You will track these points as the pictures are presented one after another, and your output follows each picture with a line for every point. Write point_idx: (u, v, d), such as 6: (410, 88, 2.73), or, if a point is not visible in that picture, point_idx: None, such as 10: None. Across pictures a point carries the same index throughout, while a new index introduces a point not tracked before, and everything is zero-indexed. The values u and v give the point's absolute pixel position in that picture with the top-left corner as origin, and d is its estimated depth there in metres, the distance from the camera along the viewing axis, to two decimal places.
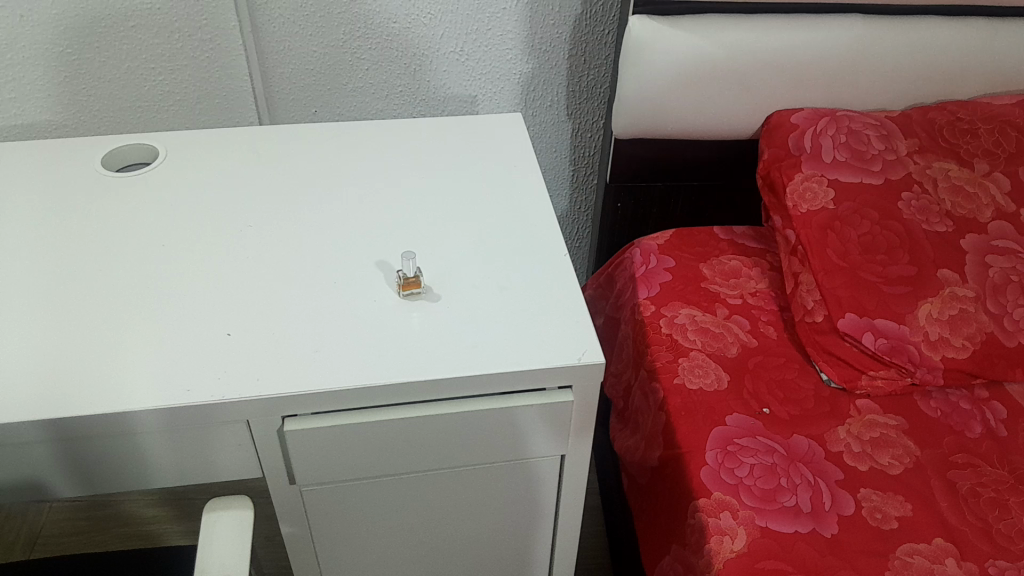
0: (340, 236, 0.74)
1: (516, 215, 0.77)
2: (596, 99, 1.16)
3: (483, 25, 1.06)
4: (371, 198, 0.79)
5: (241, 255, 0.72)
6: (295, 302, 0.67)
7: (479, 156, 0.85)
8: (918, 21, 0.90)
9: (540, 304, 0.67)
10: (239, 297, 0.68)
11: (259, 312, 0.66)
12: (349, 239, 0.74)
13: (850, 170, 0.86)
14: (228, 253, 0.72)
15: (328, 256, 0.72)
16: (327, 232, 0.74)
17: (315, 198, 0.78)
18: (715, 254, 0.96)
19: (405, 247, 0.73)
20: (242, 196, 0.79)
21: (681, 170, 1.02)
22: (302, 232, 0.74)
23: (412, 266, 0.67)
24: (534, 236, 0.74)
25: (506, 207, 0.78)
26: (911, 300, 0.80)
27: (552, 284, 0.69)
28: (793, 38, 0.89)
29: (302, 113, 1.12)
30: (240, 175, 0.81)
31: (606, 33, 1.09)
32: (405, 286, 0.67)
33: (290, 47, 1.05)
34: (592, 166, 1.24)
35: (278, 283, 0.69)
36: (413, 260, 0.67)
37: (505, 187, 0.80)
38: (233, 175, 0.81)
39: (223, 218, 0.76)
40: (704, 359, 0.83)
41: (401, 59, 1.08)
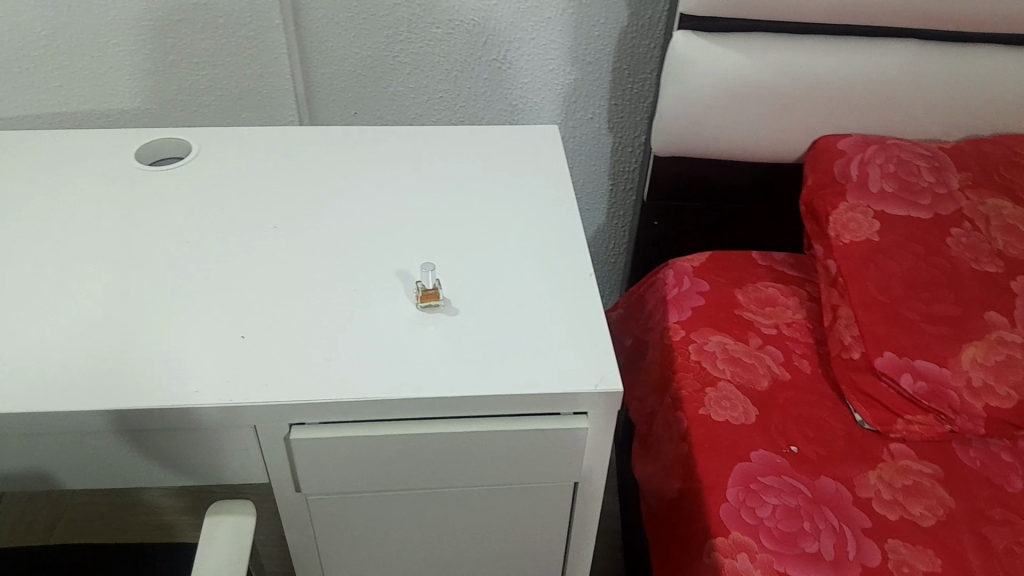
0: (363, 242, 0.73)
1: (543, 231, 0.75)
2: (638, 114, 1.13)
3: (527, 33, 1.06)
4: (395, 205, 0.77)
5: (262, 255, 0.71)
6: (313, 307, 0.66)
7: (510, 166, 0.83)
8: (980, 49, 0.86)
9: (560, 323, 0.65)
10: (259, 296, 0.67)
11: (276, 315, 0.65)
12: (371, 245, 0.73)
13: (898, 202, 0.83)
14: (250, 252, 0.71)
15: (348, 261, 0.71)
16: (351, 236, 0.74)
17: (341, 201, 0.78)
18: (751, 280, 0.93)
19: (426, 256, 0.71)
20: (271, 196, 0.78)
21: (720, 192, 0.98)
22: (323, 236, 0.74)
23: (432, 278, 0.66)
24: (558, 255, 0.72)
25: (532, 222, 0.76)
26: (954, 342, 0.76)
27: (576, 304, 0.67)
28: (845, 62, 0.86)
29: (342, 114, 1.13)
30: (269, 174, 0.81)
31: (652, 47, 1.07)
32: (423, 298, 0.66)
33: (332, 47, 1.06)
34: (631, 183, 1.21)
35: (297, 285, 0.68)
36: (433, 273, 0.66)
37: (534, 202, 0.79)
38: (262, 175, 0.81)
39: (246, 217, 0.75)
40: (732, 390, 0.80)
41: (442, 64, 1.09)
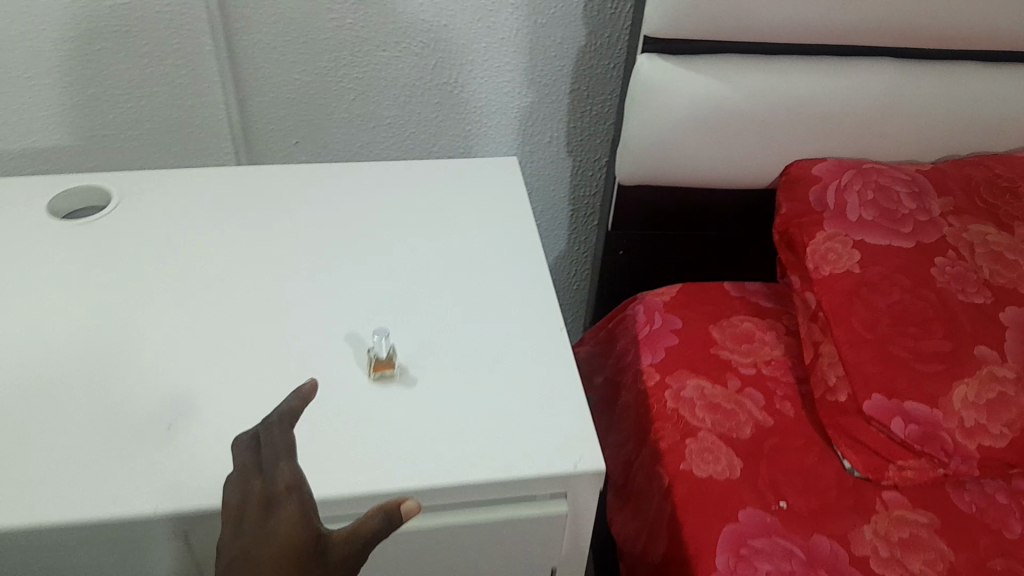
0: (314, 299, 0.66)
1: (506, 282, 0.69)
2: (598, 136, 1.08)
3: (479, 55, 1.00)
4: (348, 255, 0.71)
5: (200, 319, 0.64)
6: (259, 380, 0.59)
7: (472, 204, 0.77)
8: (957, 67, 0.82)
9: (535, 388, 0.59)
10: (196, 367, 0.60)
11: (216, 390, 0.59)
12: (323, 303, 0.66)
13: (881, 231, 0.78)
14: (187, 315, 0.65)
15: (299, 323, 0.64)
16: (301, 293, 0.67)
17: (289, 252, 0.71)
18: (726, 314, 0.88)
19: (384, 314, 0.65)
20: (211, 246, 0.71)
21: (688, 220, 0.93)
22: (269, 294, 0.67)
23: (386, 344, 0.59)
24: (524, 309, 0.66)
25: (500, 269, 0.70)
26: (945, 380, 0.72)
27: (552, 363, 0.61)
28: (817, 84, 0.82)
29: (283, 144, 1.06)
30: (209, 219, 0.74)
31: (611, 67, 1.02)
32: (376, 367, 0.59)
33: (271, 75, 0.98)
34: (593, 208, 1.15)
35: (241, 353, 0.61)
36: (387, 339, 0.59)
37: (496, 248, 0.72)
38: (201, 221, 0.74)
39: (182, 272, 0.68)
40: (714, 441, 0.75)
41: (390, 89, 1.02)
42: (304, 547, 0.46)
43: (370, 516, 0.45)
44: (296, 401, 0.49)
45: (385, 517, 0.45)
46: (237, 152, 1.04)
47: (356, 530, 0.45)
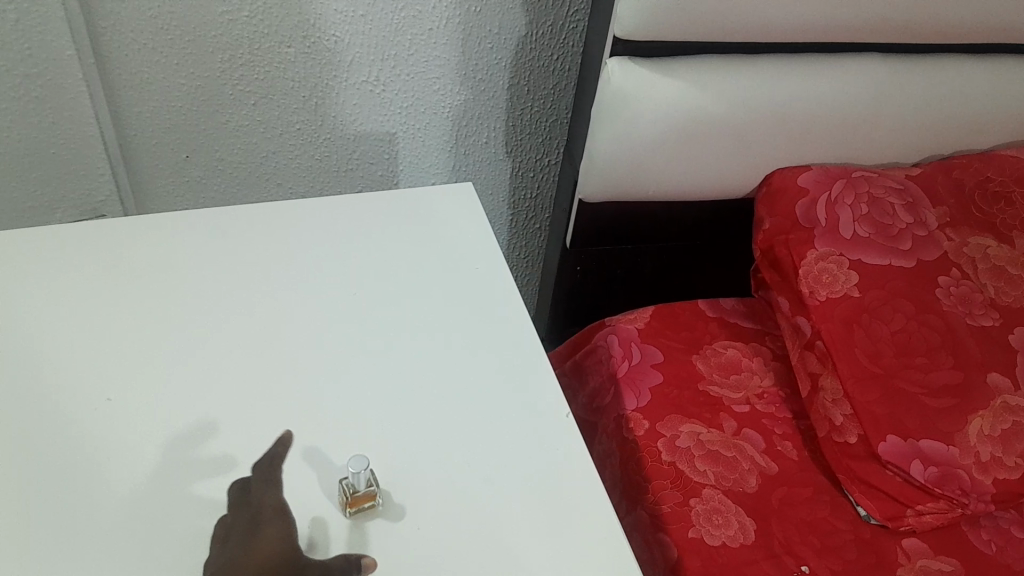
0: (263, 409, 0.54)
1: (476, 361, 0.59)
2: (541, 134, 0.94)
3: (404, 48, 0.83)
4: (293, 341, 0.59)
5: (112, 451, 0.51)
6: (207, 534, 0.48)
7: (427, 262, 0.66)
8: (943, 59, 0.77)
9: (552, 517, 0.51)
10: (119, 523, 0.48)
11: (152, 557, 0.47)
12: (276, 418, 0.54)
13: (876, 250, 0.71)
14: (94, 444, 0.51)
15: (246, 444, 0.52)
16: (241, 397, 0.55)
17: (217, 341, 0.58)
18: (707, 340, 0.81)
19: (353, 428, 0.54)
20: (113, 337, 0.58)
21: (653, 231, 0.84)
22: (199, 406, 0.54)
23: (364, 477, 0.48)
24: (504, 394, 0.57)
25: (478, 348, 0.60)
26: (957, 417, 0.66)
27: (564, 482, 0.53)
28: (804, 86, 0.73)
29: (170, 160, 0.86)
30: (104, 304, 0.60)
31: (555, 58, 0.87)
32: (353, 502, 0.49)
33: (149, 81, 0.79)
34: (535, 211, 1.02)
35: (179, 496, 0.49)
36: (366, 469, 0.48)
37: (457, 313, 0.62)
38: (97, 304, 0.60)
39: (80, 385, 0.54)
40: (720, 499, 0.67)
41: (296, 90, 0.84)
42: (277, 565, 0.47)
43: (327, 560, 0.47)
44: (280, 448, 0.52)
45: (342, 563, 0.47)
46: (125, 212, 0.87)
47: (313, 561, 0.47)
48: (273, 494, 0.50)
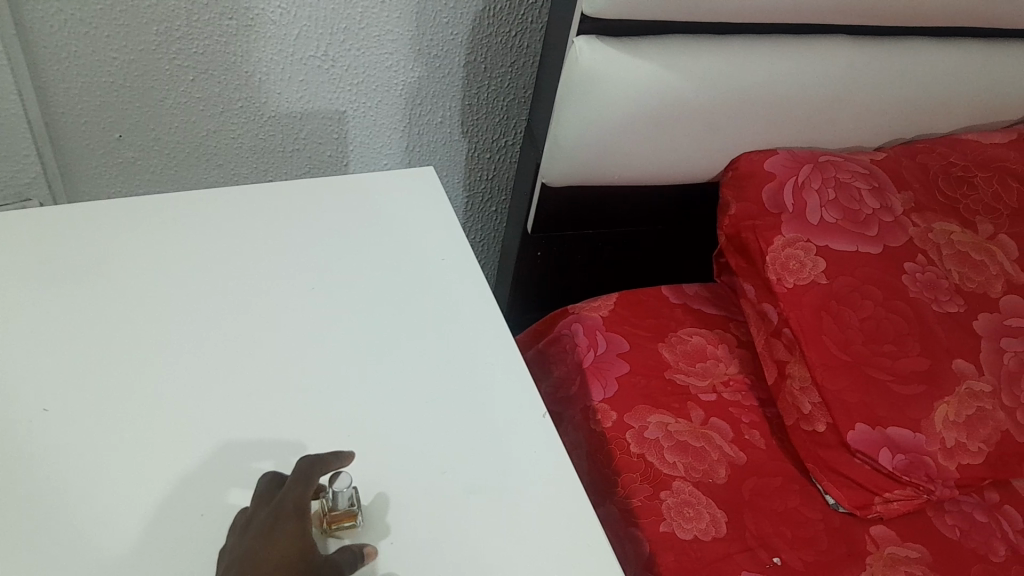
0: (221, 416, 0.51)
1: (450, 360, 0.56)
2: (497, 113, 0.90)
3: (354, 21, 0.77)
4: (255, 342, 0.55)
5: (53, 467, 0.47)
6: (164, 557, 0.44)
7: (391, 253, 0.63)
8: (909, 42, 0.76)
9: (536, 525, 0.48)
10: (63, 546, 0.43)
11: None
12: (236, 425, 0.50)
13: (844, 236, 0.71)
14: (31, 459, 0.47)
15: (203, 454, 0.49)
16: (195, 404, 0.51)
17: (167, 342, 0.54)
18: (672, 328, 0.79)
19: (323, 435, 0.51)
20: (52, 338, 0.53)
21: (616, 216, 0.82)
22: (149, 414, 0.50)
23: (348, 496, 0.46)
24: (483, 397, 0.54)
25: (452, 346, 0.57)
26: (926, 402, 0.66)
27: (545, 486, 0.51)
28: (773, 68, 0.71)
29: (102, 140, 0.79)
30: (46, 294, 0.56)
31: (513, 34, 0.83)
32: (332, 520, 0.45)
33: (78, 54, 0.72)
34: (492, 193, 0.98)
35: (131, 514, 0.45)
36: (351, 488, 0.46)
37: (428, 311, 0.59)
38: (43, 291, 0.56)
39: (12, 392, 0.50)
40: (691, 492, 0.66)
41: (238, 65, 0.77)
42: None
43: (335, 555, 0.43)
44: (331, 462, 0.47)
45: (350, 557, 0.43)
46: (52, 195, 0.80)
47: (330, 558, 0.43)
48: (294, 490, 0.44)
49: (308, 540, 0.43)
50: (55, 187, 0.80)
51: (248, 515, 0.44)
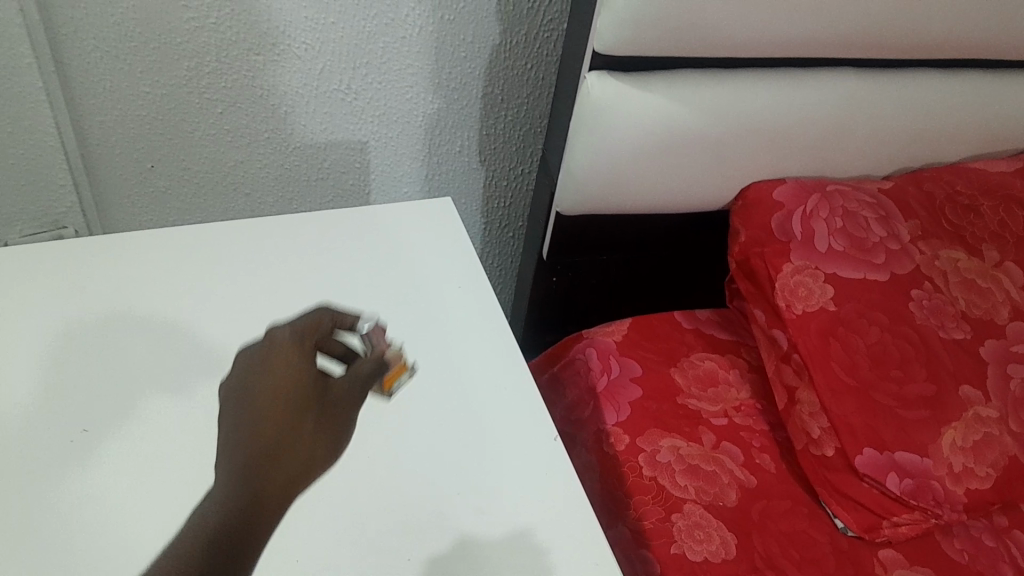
0: None
1: (466, 383, 0.59)
2: (514, 144, 0.92)
3: (376, 57, 0.80)
4: None
5: (90, 484, 0.50)
6: None
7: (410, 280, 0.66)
8: (913, 74, 0.78)
9: (546, 543, 0.50)
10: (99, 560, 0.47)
11: None
12: None
13: (850, 263, 0.72)
14: (69, 476, 0.50)
15: None
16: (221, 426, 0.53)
17: (197, 366, 0.57)
18: (684, 353, 0.81)
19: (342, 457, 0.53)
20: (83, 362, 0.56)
21: (629, 243, 0.85)
22: (180, 434, 0.53)
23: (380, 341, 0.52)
24: (496, 419, 0.57)
25: (468, 370, 0.60)
26: (932, 427, 0.67)
27: (555, 505, 0.53)
28: (780, 100, 0.74)
29: (134, 170, 0.82)
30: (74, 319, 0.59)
31: (529, 68, 0.85)
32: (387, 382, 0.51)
33: (113, 89, 0.75)
34: (508, 220, 1.01)
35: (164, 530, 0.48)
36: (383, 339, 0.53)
37: (444, 336, 0.62)
38: (74, 317, 0.59)
39: (51, 411, 0.53)
40: (701, 514, 0.68)
41: (264, 100, 0.80)
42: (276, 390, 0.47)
43: (362, 362, 0.51)
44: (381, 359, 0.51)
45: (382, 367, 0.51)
46: (86, 223, 0.83)
47: (362, 374, 0.50)
48: (315, 318, 0.51)
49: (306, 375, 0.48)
50: (90, 216, 0.83)
51: (269, 344, 0.50)
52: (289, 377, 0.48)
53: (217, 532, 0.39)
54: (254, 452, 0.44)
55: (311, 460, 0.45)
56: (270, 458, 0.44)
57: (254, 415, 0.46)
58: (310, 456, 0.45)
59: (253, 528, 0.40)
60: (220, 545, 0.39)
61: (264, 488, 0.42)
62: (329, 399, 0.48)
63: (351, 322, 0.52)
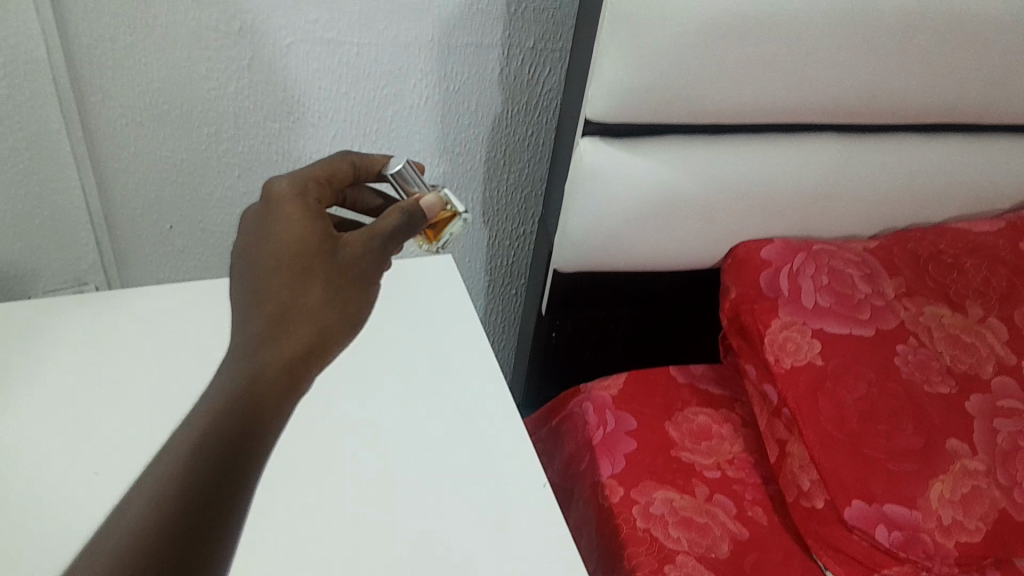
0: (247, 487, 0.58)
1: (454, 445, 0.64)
2: (516, 204, 0.96)
3: (385, 123, 0.85)
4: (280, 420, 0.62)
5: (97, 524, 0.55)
6: None
7: (409, 352, 0.72)
8: (895, 138, 0.81)
9: None
10: None
11: None
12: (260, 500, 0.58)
13: (837, 319, 0.75)
14: (78, 516, 0.55)
15: None
16: None
17: None
18: (679, 407, 0.83)
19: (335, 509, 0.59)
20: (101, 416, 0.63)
21: (625, 299, 0.87)
22: None
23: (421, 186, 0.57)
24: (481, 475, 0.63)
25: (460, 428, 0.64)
26: (921, 480, 0.68)
27: None
28: (766, 164, 0.77)
29: (154, 230, 0.86)
30: (99, 394, 0.64)
31: (530, 133, 0.90)
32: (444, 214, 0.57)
33: (137, 154, 0.80)
34: (511, 277, 1.04)
35: None
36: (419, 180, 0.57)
37: (438, 401, 0.68)
38: (98, 386, 0.65)
39: (69, 458, 0.59)
40: (693, 565, 0.69)
41: (279, 163, 0.85)
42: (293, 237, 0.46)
43: (386, 216, 0.50)
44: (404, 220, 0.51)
45: (410, 220, 0.51)
46: (107, 279, 0.85)
47: (385, 228, 0.49)
48: (339, 164, 0.55)
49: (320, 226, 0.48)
50: (110, 273, 0.86)
51: (269, 199, 0.49)
52: (297, 232, 0.47)
53: (234, 396, 0.40)
54: (267, 319, 0.43)
55: (325, 326, 0.45)
56: (282, 322, 0.44)
57: (264, 273, 0.45)
58: (323, 316, 0.45)
59: (267, 396, 0.41)
60: (238, 408, 0.40)
61: (279, 359, 0.42)
62: (346, 252, 0.47)
63: (379, 170, 0.58)
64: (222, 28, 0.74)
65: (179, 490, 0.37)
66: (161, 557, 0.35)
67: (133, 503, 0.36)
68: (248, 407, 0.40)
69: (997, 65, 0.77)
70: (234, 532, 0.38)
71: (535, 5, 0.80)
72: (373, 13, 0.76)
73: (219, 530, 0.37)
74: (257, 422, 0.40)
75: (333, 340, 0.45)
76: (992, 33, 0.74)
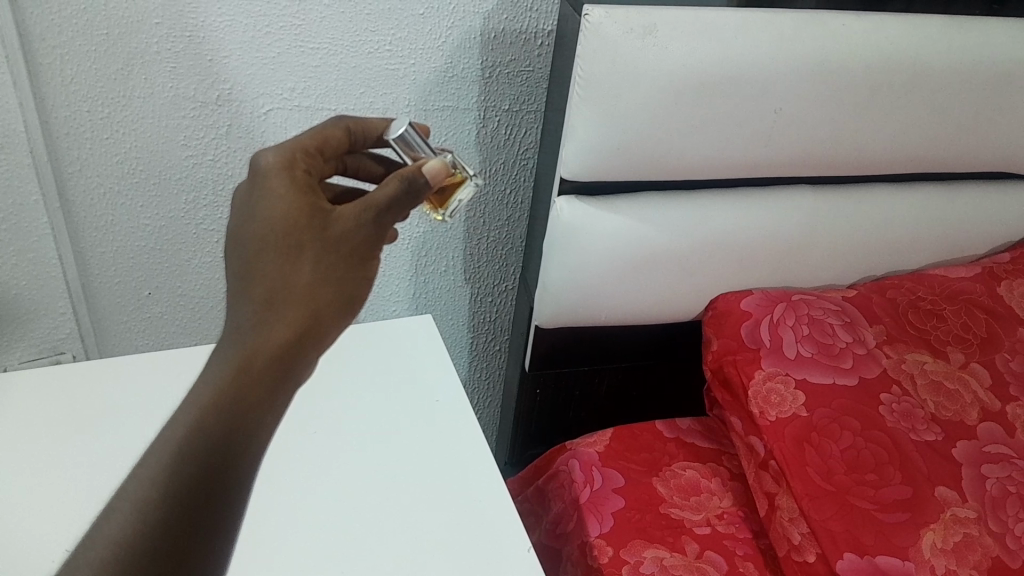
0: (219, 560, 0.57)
1: (435, 508, 0.63)
2: (497, 260, 0.96)
3: None
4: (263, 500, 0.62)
5: None
6: None
7: (389, 413, 0.72)
8: (867, 189, 0.83)
9: None
10: None
11: None
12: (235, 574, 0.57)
13: (819, 369, 0.75)
14: None
15: None
16: None
17: None
18: (666, 463, 0.82)
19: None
20: (73, 491, 0.62)
21: (608, 354, 0.87)
22: None
23: (451, 155, 0.55)
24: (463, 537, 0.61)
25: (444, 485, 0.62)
26: (912, 530, 0.67)
27: None
28: (742, 216, 0.78)
29: (132, 297, 0.85)
30: (76, 475, 0.63)
31: (508, 191, 0.90)
32: (455, 177, 0.56)
33: (115, 223, 0.79)
34: (492, 333, 1.04)
35: None
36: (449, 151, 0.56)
37: (421, 461, 0.67)
38: (72, 461, 0.64)
39: (38, 537, 0.58)
40: None
41: None
42: (281, 215, 0.45)
43: (384, 187, 0.46)
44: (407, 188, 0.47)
45: (411, 188, 0.47)
46: (84, 348, 0.84)
47: (383, 201, 0.46)
48: (334, 130, 0.53)
49: (310, 200, 0.46)
50: (88, 341, 0.84)
51: (255, 169, 0.47)
52: (285, 207, 0.45)
53: (222, 387, 0.40)
54: (256, 305, 0.43)
55: (320, 304, 0.44)
56: (270, 308, 0.43)
57: (253, 250, 0.44)
58: (313, 300, 0.44)
59: (254, 388, 0.41)
60: (226, 401, 0.39)
61: (271, 343, 0.42)
62: (338, 228, 0.45)
63: (380, 134, 0.55)
64: (200, 97, 0.74)
65: (163, 492, 0.37)
66: (147, 563, 0.36)
67: (117, 510, 0.36)
68: (235, 403, 0.40)
69: (962, 116, 0.78)
70: (220, 536, 0.38)
71: (510, 69, 0.81)
72: (351, 79, 0.77)
73: (205, 523, 0.37)
74: (244, 417, 0.40)
75: (327, 323, 0.44)
76: (954, 83, 0.75)
